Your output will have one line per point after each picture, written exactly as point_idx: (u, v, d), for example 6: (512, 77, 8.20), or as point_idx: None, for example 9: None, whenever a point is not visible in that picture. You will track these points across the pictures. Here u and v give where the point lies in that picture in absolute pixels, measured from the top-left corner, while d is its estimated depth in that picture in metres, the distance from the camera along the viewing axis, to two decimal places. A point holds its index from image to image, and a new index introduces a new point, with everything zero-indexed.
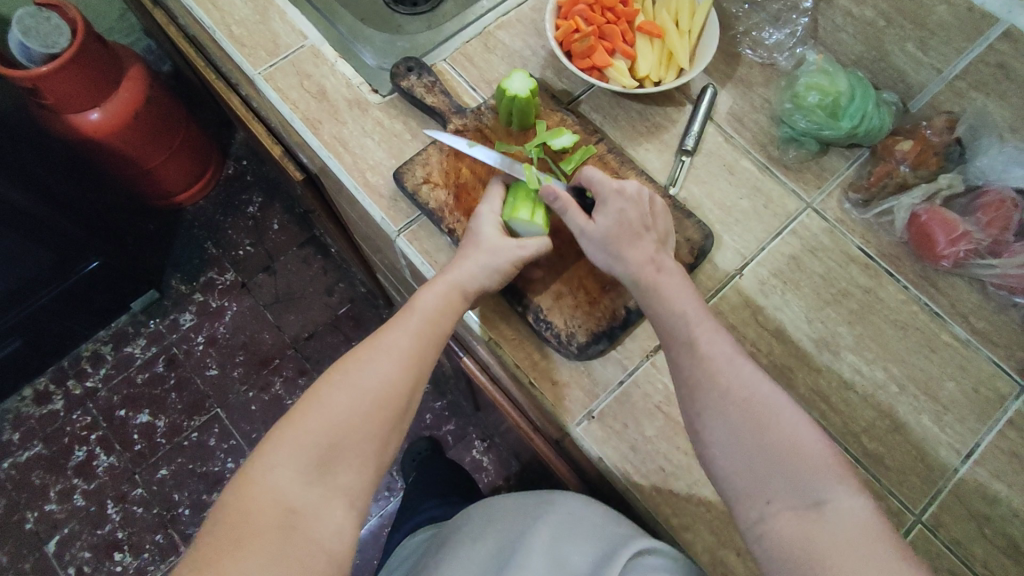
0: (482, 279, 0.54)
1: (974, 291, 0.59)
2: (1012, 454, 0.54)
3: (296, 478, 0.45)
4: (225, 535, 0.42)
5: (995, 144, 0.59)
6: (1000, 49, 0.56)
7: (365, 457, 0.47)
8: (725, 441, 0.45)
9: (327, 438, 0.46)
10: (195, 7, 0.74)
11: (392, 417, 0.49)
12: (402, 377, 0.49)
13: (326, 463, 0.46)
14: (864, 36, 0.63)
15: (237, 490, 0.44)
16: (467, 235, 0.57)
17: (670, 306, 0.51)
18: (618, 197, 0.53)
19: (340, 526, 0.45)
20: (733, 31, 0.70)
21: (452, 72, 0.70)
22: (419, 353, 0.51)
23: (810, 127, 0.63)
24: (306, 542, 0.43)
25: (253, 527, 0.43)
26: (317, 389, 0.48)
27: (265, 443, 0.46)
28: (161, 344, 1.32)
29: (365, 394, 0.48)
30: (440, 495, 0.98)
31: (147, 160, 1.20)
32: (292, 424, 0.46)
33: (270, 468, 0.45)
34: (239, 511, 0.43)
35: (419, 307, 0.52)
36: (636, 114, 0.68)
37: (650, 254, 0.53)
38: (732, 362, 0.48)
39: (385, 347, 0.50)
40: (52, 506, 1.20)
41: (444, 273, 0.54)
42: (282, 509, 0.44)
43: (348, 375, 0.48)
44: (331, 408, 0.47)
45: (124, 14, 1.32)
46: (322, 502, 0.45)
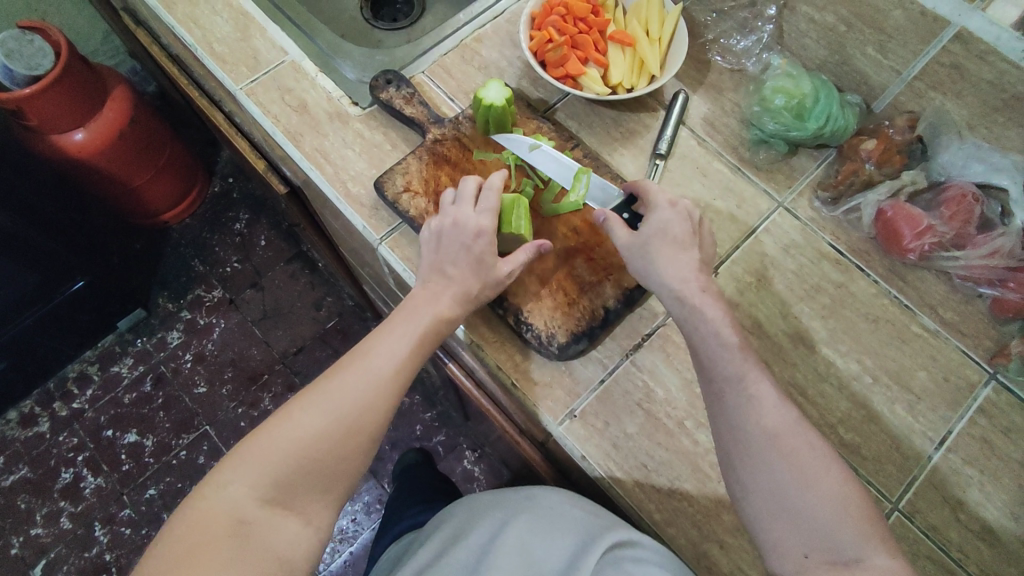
0: (463, 305, 0.54)
1: (941, 283, 0.61)
2: (983, 440, 0.55)
3: (256, 493, 0.45)
4: (181, 540, 0.43)
5: (955, 140, 0.61)
6: (954, 51, 0.57)
7: (331, 481, 0.47)
8: (768, 491, 0.44)
9: (292, 459, 0.46)
10: (177, 25, 0.75)
11: (364, 444, 0.48)
12: (376, 402, 0.49)
13: (289, 482, 0.46)
14: (827, 41, 0.65)
15: (198, 498, 0.45)
16: (455, 238, 0.56)
17: (713, 344, 0.49)
18: (667, 208, 0.54)
19: (293, 542, 0.46)
20: (701, 39, 0.72)
21: (431, 83, 0.72)
22: (398, 382, 0.50)
23: (777, 128, 0.65)
24: (256, 556, 0.44)
25: (208, 536, 0.43)
26: (291, 405, 0.49)
27: (233, 453, 0.47)
28: (148, 363, 1.31)
29: (337, 418, 0.48)
30: (424, 502, 0.97)
31: (132, 179, 1.20)
32: (261, 439, 0.47)
33: (232, 480, 0.45)
34: (196, 519, 0.44)
35: (402, 330, 0.52)
36: (611, 121, 0.70)
37: (692, 271, 0.52)
38: (780, 410, 0.46)
39: (365, 371, 0.50)
40: (38, 531, 1.18)
41: (428, 296, 0.54)
42: (238, 521, 0.44)
43: (324, 395, 0.48)
44: (301, 429, 0.47)
45: (107, 35, 1.34)
46: (280, 516, 0.45)
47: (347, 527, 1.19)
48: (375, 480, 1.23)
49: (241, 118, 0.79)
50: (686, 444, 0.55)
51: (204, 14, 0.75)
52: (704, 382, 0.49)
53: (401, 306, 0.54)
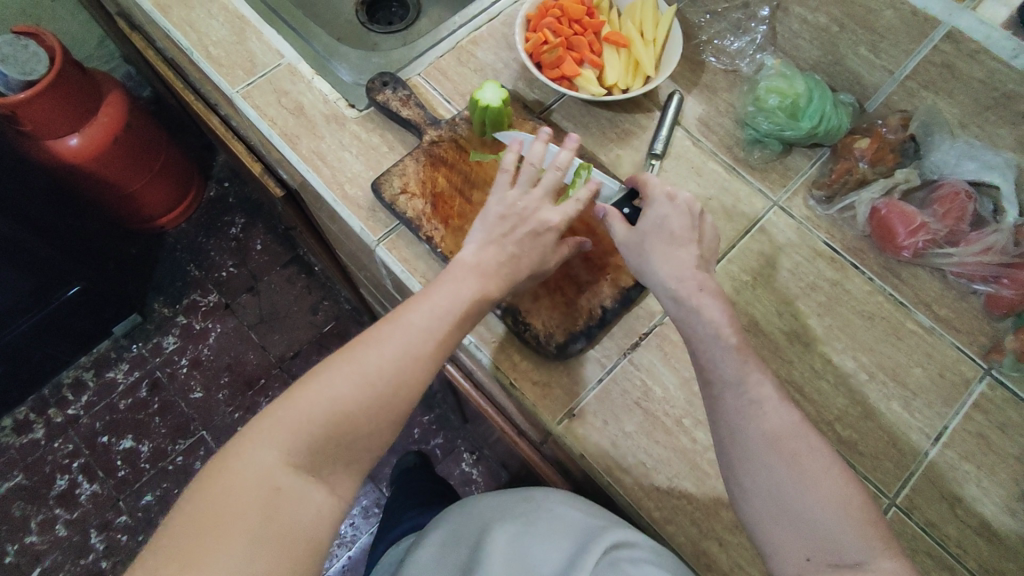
0: (503, 284, 0.52)
1: (935, 280, 0.61)
2: (979, 435, 0.55)
3: (288, 459, 0.43)
4: (207, 505, 0.40)
5: (947, 139, 0.61)
6: (945, 50, 0.57)
7: (362, 450, 0.46)
8: (768, 492, 0.44)
9: (326, 424, 0.44)
10: (172, 28, 0.75)
11: (397, 417, 0.47)
12: (414, 371, 0.47)
13: (321, 448, 0.44)
14: (820, 41, 0.66)
15: (225, 463, 0.42)
16: (525, 221, 0.54)
17: (712, 344, 0.49)
18: (666, 202, 0.54)
19: (322, 513, 0.43)
20: (696, 40, 0.73)
21: (427, 85, 0.72)
22: (435, 354, 0.48)
23: (772, 128, 0.65)
24: (286, 525, 0.41)
25: (237, 502, 0.41)
26: (325, 367, 0.46)
27: (262, 415, 0.44)
28: (144, 368, 1.31)
29: (374, 387, 0.45)
30: (422, 505, 0.97)
31: (128, 184, 1.20)
32: (293, 402, 0.44)
33: (263, 444, 0.42)
34: (223, 485, 0.41)
35: (442, 298, 0.49)
36: (606, 122, 0.70)
37: (690, 267, 0.52)
38: (781, 412, 0.46)
39: (405, 340, 0.47)
40: (33, 538, 1.17)
41: (473, 264, 0.52)
42: (268, 488, 0.42)
43: (361, 360, 0.46)
44: (336, 395, 0.44)
45: (102, 40, 1.34)
46: (310, 485, 0.43)
47: (345, 531, 1.19)
48: (373, 484, 1.23)
49: (237, 121, 0.79)
50: (684, 442, 0.55)
51: (201, 17, 0.75)
52: (704, 384, 0.49)
53: (441, 273, 0.52)
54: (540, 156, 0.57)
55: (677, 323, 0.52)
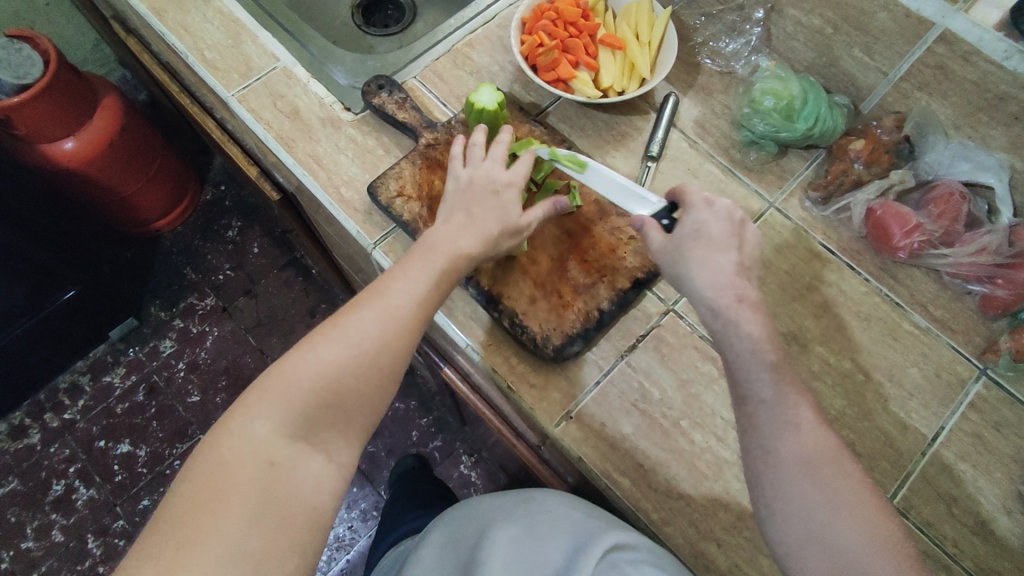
0: (482, 246, 0.52)
1: (930, 281, 0.61)
2: (974, 435, 0.55)
3: (279, 431, 0.43)
4: (202, 480, 0.40)
5: (941, 140, 0.62)
6: (938, 52, 0.57)
7: (356, 416, 0.45)
8: (799, 516, 0.43)
9: (315, 393, 0.44)
10: (167, 32, 0.75)
11: (386, 380, 0.46)
12: (399, 337, 0.47)
13: (311, 418, 0.44)
14: (815, 43, 0.66)
15: (216, 440, 0.42)
16: (482, 187, 0.55)
17: (747, 358, 0.47)
18: (704, 208, 0.52)
19: (319, 481, 0.43)
20: (691, 43, 0.73)
21: (423, 88, 0.72)
22: (419, 316, 0.48)
23: (767, 129, 0.65)
24: (284, 495, 0.41)
25: (231, 476, 0.40)
26: (308, 340, 0.46)
27: (250, 392, 0.44)
28: (141, 372, 1.30)
29: (358, 352, 0.45)
30: (420, 508, 0.96)
31: (124, 188, 1.20)
32: (279, 377, 0.44)
33: (254, 418, 0.42)
34: (216, 460, 0.41)
35: (421, 265, 0.50)
36: (602, 124, 0.70)
37: (729, 274, 0.49)
38: (817, 435, 0.44)
39: (385, 305, 0.47)
40: (29, 544, 1.17)
41: (446, 231, 0.52)
42: (261, 460, 0.41)
43: (344, 329, 0.46)
44: (320, 364, 0.44)
45: (97, 44, 1.34)
46: (305, 456, 0.43)
47: (343, 535, 1.18)
48: (371, 486, 1.22)
49: (234, 125, 0.79)
50: (681, 444, 0.55)
51: (196, 21, 0.75)
52: (737, 400, 0.47)
53: (417, 243, 0.52)
54: (481, 136, 0.59)
55: (714, 336, 0.49)
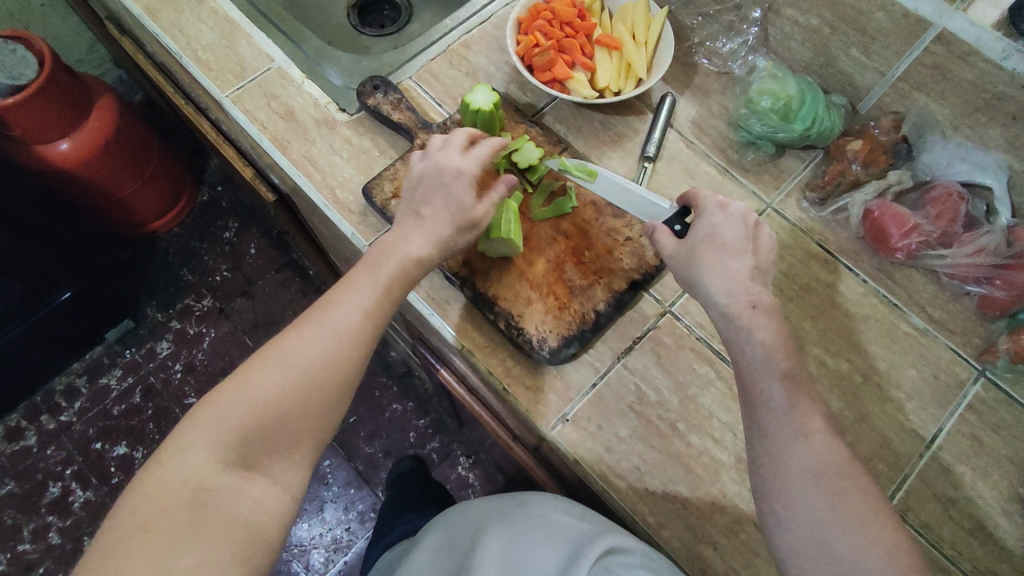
0: (434, 250, 0.52)
1: (928, 282, 0.61)
2: (973, 437, 0.55)
3: (217, 456, 0.42)
4: (133, 508, 0.40)
5: (939, 141, 0.62)
6: (936, 52, 0.57)
7: (298, 438, 0.45)
8: (808, 528, 0.43)
9: (254, 416, 0.44)
10: (161, 33, 0.74)
11: (329, 398, 0.46)
12: (341, 356, 0.46)
13: (251, 441, 0.43)
14: (812, 43, 0.66)
15: (151, 466, 0.42)
16: (437, 179, 0.54)
17: (761, 367, 0.47)
18: (718, 212, 0.51)
19: (262, 503, 0.43)
20: (688, 43, 0.73)
21: (418, 89, 0.71)
22: (365, 332, 0.48)
23: (764, 130, 0.65)
24: (219, 520, 0.41)
25: (163, 502, 0.40)
26: (251, 363, 0.46)
27: (188, 417, 0.44)
28: (137, 374, 1.30)
29: (298, 372, 0.45)
30: (416, 511, 0.96)
31: (120, 189, 1.19)
32: (220, 401, 0.44)
33: (189, 444, 0.42)
34: (149, 487, 0.41)
35: (367, 279, 0.49)
36: (599, 125, 0.70)
37: (743, 279, 0.49)
38: (826, 446, 0.45)
39: (329, 323, 0.47)
40: (25, 547, 1.16)
41: (396, 240, 0.52)
42: (195, 486, 0.41)
43: (284, 349, 0.45)
44: (260, 385, 0.44)
45: (93, 44, 1.33)
46: (243, 480, 0.42)
47: (341, 536, 1.18)
48: (369, 488, 1.22)
49: (229, 126, 0.78)
50: (678, 446, 0.55)
51: (190, 21, 0.75)
52: (746, 408, 0.48)
53: (365, 257, 0.52)
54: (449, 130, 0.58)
55: (727, 342, 0.49)
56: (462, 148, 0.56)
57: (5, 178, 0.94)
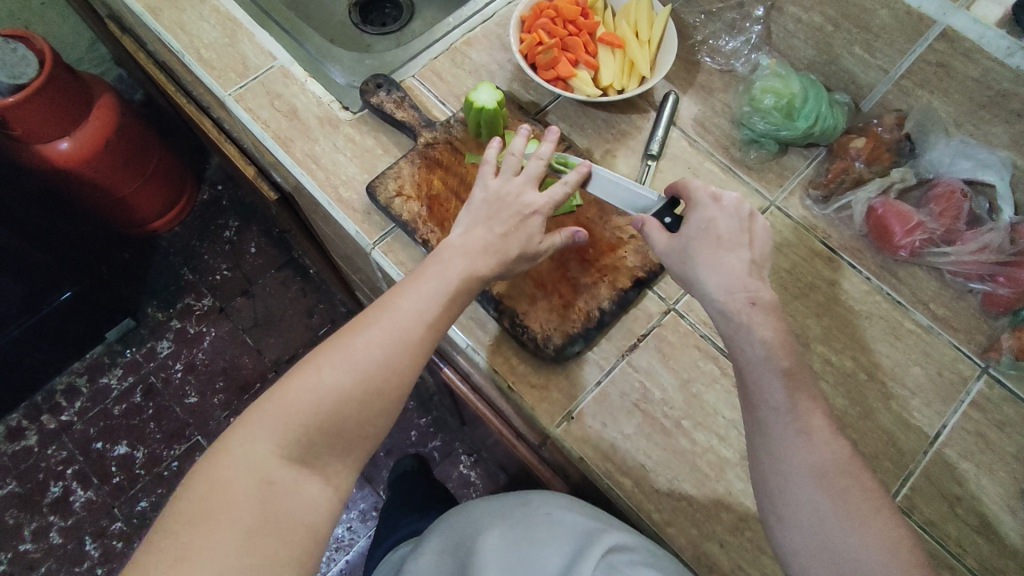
0: (498, 267, 0.51)
1: (932, 279, 0.61)
2: (976, 434, 0.55)
3: (280, 451, 0.42)
4: (196, 500, 0.39)
5: (942, 138, 0.62)
6: (939, 49, 0.57)
7: (355, 439, 0.45)
8: (810, 528, 0.43)
9: (316, 415, 0.43)
10: (163, 31, 0.74)
11: (390, 402, 0.46)
12: (405, 361, 0.46)
13: (312, 440, 0.43)
14: (815, 41, 0.66)
15: (213, 458, 0.42)
16: (506, 198, 0.53)
17: (763, 368, 0.47)
18: (710, 204, 0.51)
19: (317, 502, 0.43)
20: (691, 41, 0.73)
21: (421, 87, 0.71)
22: (427, 335, 0.48)
23: (767, 128, 0.65)
24: (280, 517, 0.41)
25: (227, 496, 0.40)
26: (314, 360, 0.45)
27: (249, 410, 0.43)
28: (138, 374, 1.30)
29: (364, 372, 0.45)
30: (419, 510, 0.96)
31: (121, 188, 1.19)
32: (284, 395, 0.43)
33: (252, 438, 0.42)
34: (212, 479, 0.40)
35: (433, 281, 0.49)
36: (602, 123, 0.70)
37: (741, 275, 0.49)
38: (828, 446, 0.45)
39: (393, 325, 0.47)
40: (26, 547, 1.16)
41: (460, 245, 0.51)
42: (257, 481, 0.41)
43: (349, 350, 0.45)
44: (327, 383, 0.44)
45: (93, 43, 1.33)
46: (302, 478, 0.42)
47: (342, 535, 1.18)
48: (371, 487, 1.22)
49: (231, 124, 0.78)
50: (683, 443, 0.55)
51: (192, 20, 0.75)
52: (746, 405, 0.48)
53: (431, 257, 0.51)
54: (520, 143, 0.57)
55: (724, 339, 0.50)
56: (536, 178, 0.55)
57: (6, 177, 0.93)
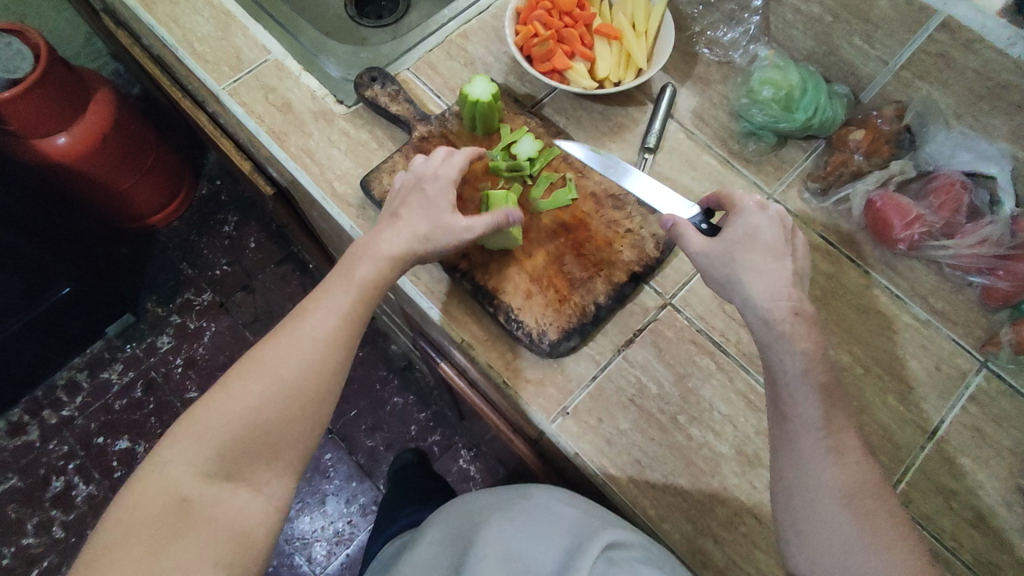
0: (410, 250, 0.52)
1: (931, 272, 0.61)
2: (974, 428, 0.55)
3: (196, 467, 0.43)
4: (117, 523, 0.41)
5: (942, 130, 0.61)
6: (940, 40, 0.57)
7: (277, 447, 0.46)
8: (831, 548, 0.43)
9: (232, 429, 0.45)
10: (157, 25, 0.74)
11: (309, 407, 0.47)
12: (319, 364, 0.47)
13: (231, 454, 0.44)
14: (814, 31, 0.65)
15: (134, 482, 0.43)
16: (417, 190, 0.55)
17: (796, 379, 0.46)
18: (758, 213, 0.51)
19: (246, 511, 0.44)
20: (688, 32, 0.72)
21: (416, 80, 0.71)
22: (342, 338, 0.49)
23: (766, 120, 0.65)
24: (200, 530, 0.42)
25: (144, 517, 0.41)
26: (229, 377, 0.47)
27: (168, 434, 0.45)
28: (138, 368, 1.30)
29: (276, 382, 0.46)
30: (418, 503, 0.96)
31: (118, 183, 1.19)
32: (199, 415, 0.45)
33: (169, 458, 0.43)
34: (130, 503, 0.42)
35: (342, 286, 0.50)
36: (599, 115, 0.69)
37: (786, 284, 0.48)
38: (857, 465, 0.45)
39: (303, 332, 0.48)
40: (29, 540, 1.17)
41: (371, 243, 0.52)
42: (173, 498, 0.42)
43: (261, 361, 0.47)
44: (239, 398, 0.45)
45: (90, 37, 1.33)
46: (223, 491, 0.44)
47: (342, 529, 1.18)
48: (370, 481, 1.22)
49: (225, 118, 0.78)
50: (679, 439, 0.55)
51: (185, 13, 0.74)
52: (775, 417, 0.47)
53: (340, 265, 0.52)
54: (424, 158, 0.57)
55: (757, 344, 0.49)
56: (443, 157, 0.57)
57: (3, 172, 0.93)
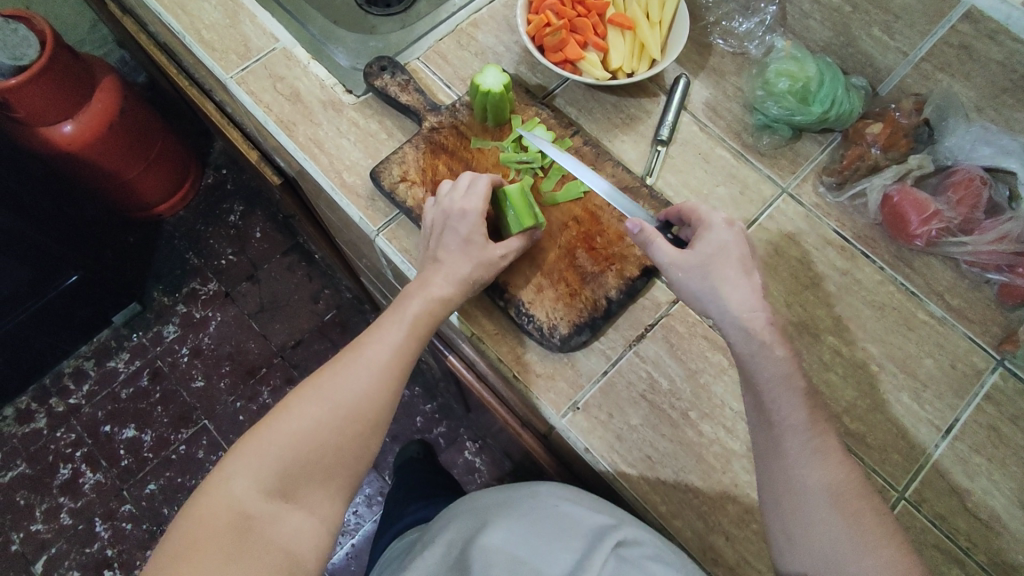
0: (456, 287, 0.54)
1: (948, 269, 0.60)
2: (990, 427, 0.54)
3: (258, 485, 0.45)
4: (183, 535, 0.43)
5: (962, 123, 0.60)
6: (963, 31, 0.57)
7: (332, 471, 0.48)
8: (821, 552, 0.43)
9: (293, 451, 0.47)
10: (164, 11, 0.73)
11: (363, 435, 0.49)
12: (376, 393, 0.49)
13: (290, 474, 0.46)
14: (832, 22, 0.64)
15: (197, 497, 0.45)
16: (446, 227, 0.55)
17: (779, 387, 0.46)
18: (726, 228, 0.51)
19: (300, 533, 0.46)
20: (702, 22, 0.71)
21: (426, 70, 0.70)
22: (397, 370, 0.51)
23: (781, 112, 0.63)
24: (258, 548, 0.44)
25: (208, 530, 0.43)
26: (290, 400, 0.49)
27: (232, 451, 0.47)
28: (144, 357, 1.30)
29: (335, 408, 0.48)
30: (424, 497, 0.95)
31: (124, 172, 1.18)
32: (262, 435, 0.47)
33: (232, 475, 0.45)
34: (196, 517, 0.44)
35: (397, 319, 0.53)
36: (611, 107, 0.68)
37: (760, 296, 0.49)
38: (841, 464, 0.45)
39: (362, 361, 0.50)
40: (38, 526, 1.18)
41: (420, 281, 0.54)
42: (236, 514, 0.44)
43: (322, 388, 0.49)
44: (299, 422, 0.47)
45: (95, 25, 1.32)
46: (281, 511, 0.45)
47: (349, 520, 1.19)
48: (376, 472, 1.22)
49: (232, 107, 0.77)
50: (690, 435, 0.54)
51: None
52: (757, 424, 0.47)
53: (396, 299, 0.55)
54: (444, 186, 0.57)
55: (734, 354, 0.49)
56: (463, 186, 0.57)
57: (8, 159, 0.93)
